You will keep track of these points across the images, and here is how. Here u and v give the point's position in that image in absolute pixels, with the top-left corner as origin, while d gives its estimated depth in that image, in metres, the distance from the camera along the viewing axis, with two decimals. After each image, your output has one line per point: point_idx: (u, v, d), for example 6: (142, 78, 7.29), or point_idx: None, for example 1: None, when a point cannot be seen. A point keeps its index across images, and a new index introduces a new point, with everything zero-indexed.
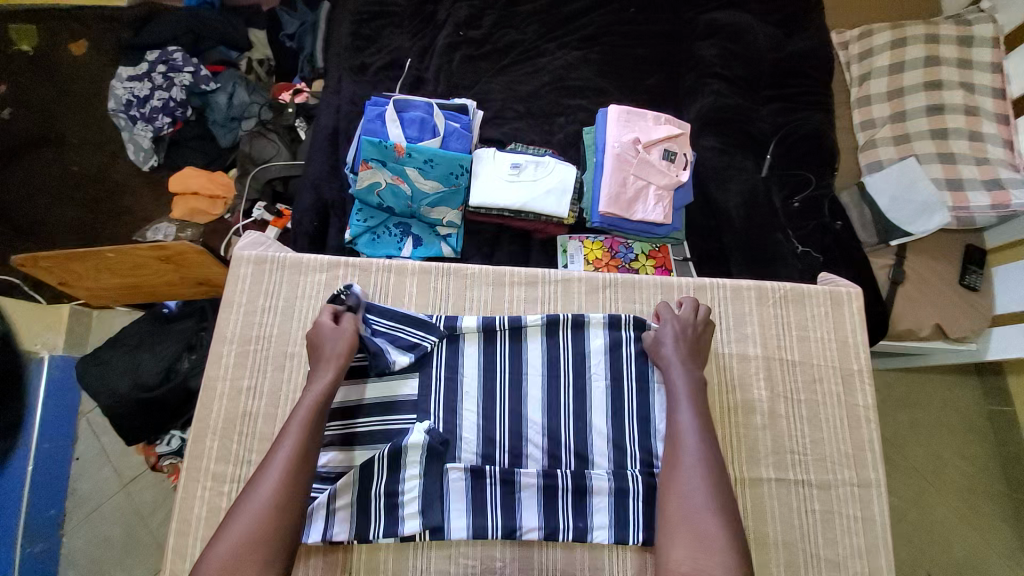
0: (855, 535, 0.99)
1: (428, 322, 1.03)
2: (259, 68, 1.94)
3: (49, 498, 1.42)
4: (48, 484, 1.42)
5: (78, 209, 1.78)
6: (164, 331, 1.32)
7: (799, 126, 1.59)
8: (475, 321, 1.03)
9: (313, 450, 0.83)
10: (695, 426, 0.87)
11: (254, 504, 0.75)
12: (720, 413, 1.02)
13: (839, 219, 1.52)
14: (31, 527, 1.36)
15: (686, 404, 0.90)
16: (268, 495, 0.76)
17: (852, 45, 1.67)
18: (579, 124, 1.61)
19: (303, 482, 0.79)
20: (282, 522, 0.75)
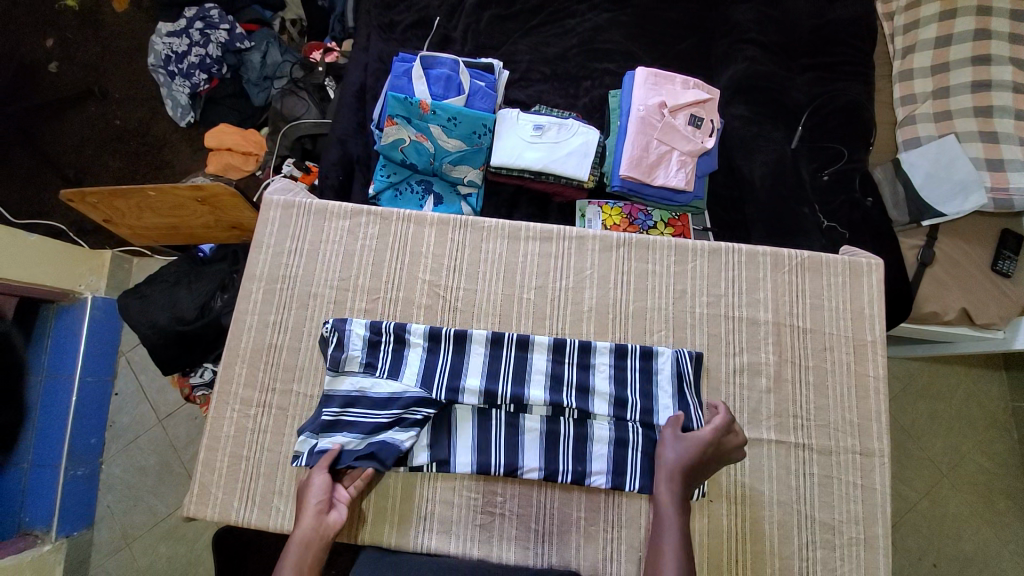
0: (853, 503, 0.99)
1: (428, 398, 0.99)
2: (292, 28, 1.97)
3: (89, 427, 1.54)
4: (90, 412, 1.54)
5: (120, 160, 1.87)
6: (199, 272, 1.40)
7: (834, 98, 1.54)
8: (478, 391, 0.99)
9: None
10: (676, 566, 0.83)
11: None
12: (735, 546, 0.96)
13: (870, 195, 1.47)
14: (74, 451, 1.49)
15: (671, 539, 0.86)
16: None
17: (898, 15, 1.59)
18: (605, 88, 1.60)
19: None
20: None
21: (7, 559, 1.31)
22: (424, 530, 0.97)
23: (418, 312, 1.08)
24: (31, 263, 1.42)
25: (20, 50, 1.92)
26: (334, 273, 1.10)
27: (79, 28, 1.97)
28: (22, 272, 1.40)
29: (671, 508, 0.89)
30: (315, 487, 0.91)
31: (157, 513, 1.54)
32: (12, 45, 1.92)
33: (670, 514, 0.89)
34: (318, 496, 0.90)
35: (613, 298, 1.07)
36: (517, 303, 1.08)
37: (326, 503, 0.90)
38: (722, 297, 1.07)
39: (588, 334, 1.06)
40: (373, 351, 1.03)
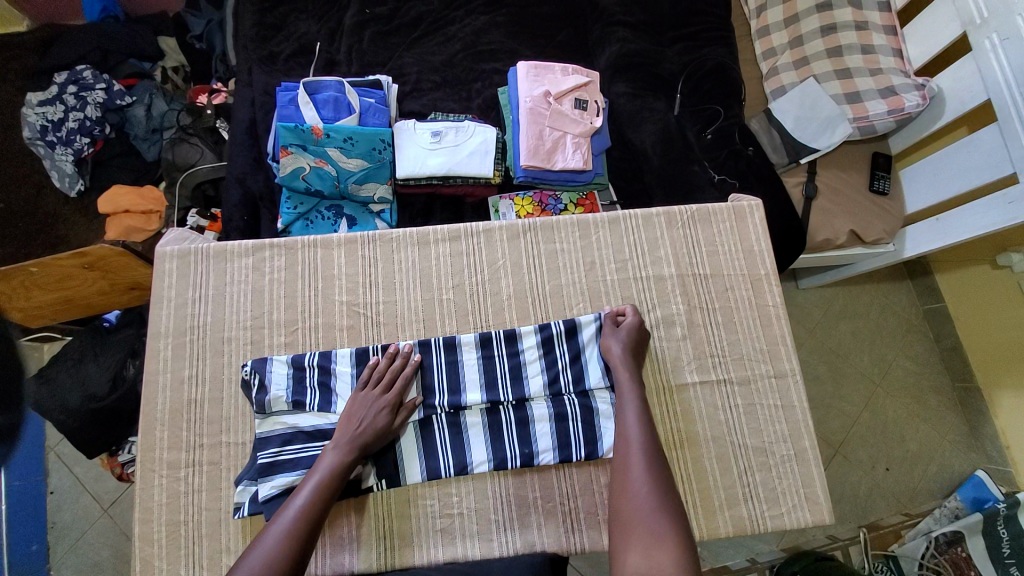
0: (778, 424, 1.08)
1: None
2: (175, 75, 1.88)
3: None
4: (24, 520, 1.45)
5: (10, 244, 1.73)
6: (105, 343, 1.31)
7: (704, 62, 1.66)
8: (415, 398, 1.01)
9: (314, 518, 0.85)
10: (647, 480, 0.87)
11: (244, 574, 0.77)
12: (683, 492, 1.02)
13: (750, 144, 1.60)
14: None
15: (642, 460, 0.90)
16: (267, 554, 0.80)
17: None
18: (496, 86, 1.65)
19: (303, 546, 0.83)
20: None
21: None
22: (387, 549, 0.97)
23: (342, 336, 1.07)
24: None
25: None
26: (246, 313, 1.07)
27: None
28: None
29: (637, 421, 0.94)
30: (380, 403, 0.97)
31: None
32: None
33: (635, 433, 0.93)
34: (381, 414, 0.96)
35: (530, 281, 1.11)
36: (439, 306, 1.09)
37: (385, 420, 0.96)
38: (628, 262, 1.13)
39: (512, 322, 1.09)
40: (299, 389, 1.00)
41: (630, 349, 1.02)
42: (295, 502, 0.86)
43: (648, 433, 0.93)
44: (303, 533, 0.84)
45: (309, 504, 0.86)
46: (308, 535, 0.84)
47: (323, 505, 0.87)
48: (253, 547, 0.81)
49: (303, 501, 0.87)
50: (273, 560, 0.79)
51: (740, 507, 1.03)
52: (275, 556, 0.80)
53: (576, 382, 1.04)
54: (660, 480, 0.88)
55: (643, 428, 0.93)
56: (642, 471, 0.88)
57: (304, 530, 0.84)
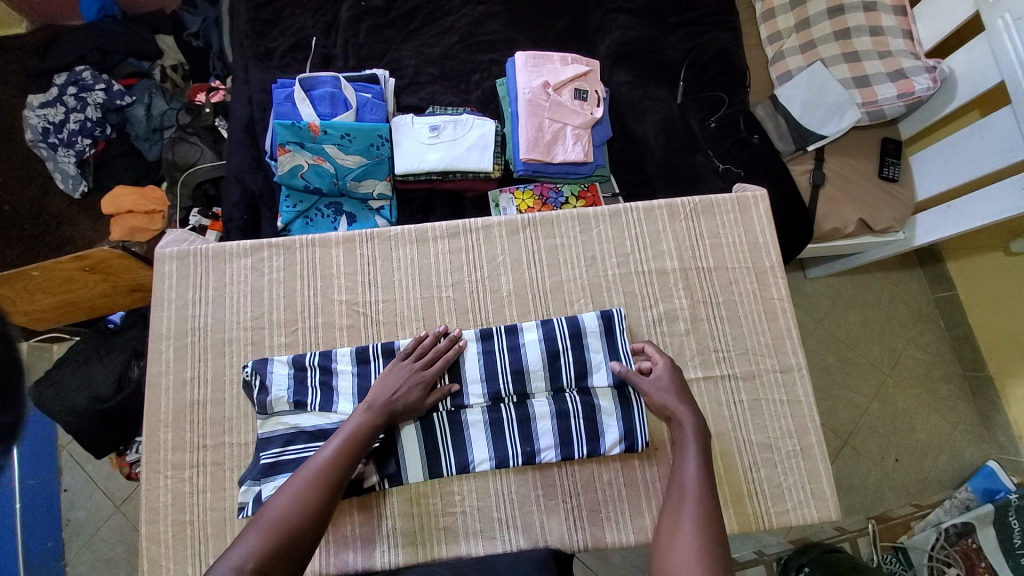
0: (784, 419, 1.07)
1: None
2: (174, 74, 1.87)
3: (43, 532, 1.44)
4: (40, 515, 1.44)
5: (14, 246, 1.74)
6: (109, 343, 1.31)
7: (707, 48, 1.63)
8: None
9: (337, 474, 0.86)
10: (696, 527, 0.79)
11: (270, 514, 0.78)
12: None
13: (756, 132, 1.56)
14: (30, 560, 1.40)
15: (694, 506, 0.82)
16: (292, 500, 0.81)
17: None
18: (494, 78, 1.62)
19: (325, 498, 0.83)
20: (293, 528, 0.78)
21: None
22: (391, 547, 0.97)
23: (341, 335, 1.07)
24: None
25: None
26: (246, 314, 1.07)
27: None
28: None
29: (697, 471, 0.87)
30: (417, 376, 0.98)
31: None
32: None
33: (693, 477, 0.86)
34: (416, 385, 0.97)
35: (530, 278, 1.09)
36: (438, 303, 1.08)
37: (419, 394, 0.97)
38: (630, 256, 1.11)
39: (513, 319, 1.07)
40: (300, 389, 1.00)
41: (682, 394, 0.97)
42: (321, 456, 0.87)
43: (707, 485, 0.85)
44: (327, 487, 0.84)
45: (333, 461, 0.87)
46: (331, 491, 0.84)
47: (349, 463, 0.88)
48: (281, 491, 0.82)
49: (329, 457, 0.87)
50: (298, 508, 0.80)
51: (745, 503, 1.02)
52: (299, 502, 0.81)
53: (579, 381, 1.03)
54: (710, 536, 0.78)
55: (704, 477, 0.86)
56: (691, 523, 0.79)
57: (327, 485, 0.84)
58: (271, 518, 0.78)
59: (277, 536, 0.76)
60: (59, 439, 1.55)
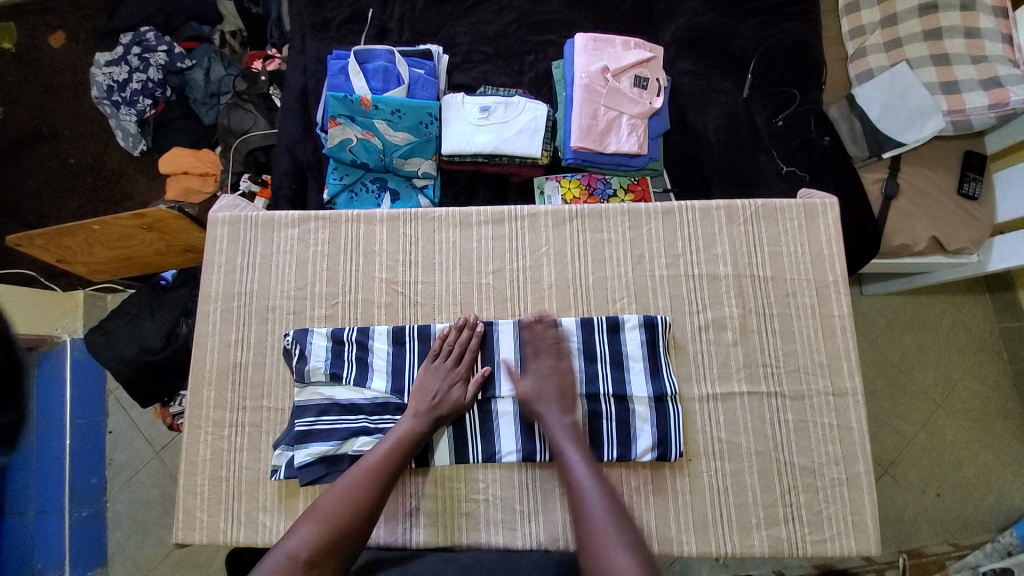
0: (830, 444, 1.01)
1: (398, 400, 1.00)
2: (232, 40, 1.91)
3: (89, 467, 1.54)
4: (86, 454, 1.54)
5: (77, 198, 1.83)
6: (161, 300, 1.36)
7: (782, 40, 1.51)
8: None
9: (385, 477, 0.88)
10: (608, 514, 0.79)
11: (323, 510, 0.83)
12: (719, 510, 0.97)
13: (827, 134, 1.45)
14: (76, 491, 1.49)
15: (596, 492, 0.82)
16: (342, 499, 0.84)
17: None
18: (550, 60, 1.57)
19: (373, 499, 0.86)
20: (343, 526, 0.82)
21: None
22: (413, 526, 0.98)
23: (379, 312, 1.07)
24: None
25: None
26: (289, 283, 1.09)
27: (17, 68, 1.92)
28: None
29: (580, 458, 0.87)
30: (453, 375, 0.98)
31: (166, 544, 1.56)
32: None
33: (577, 462, 0.86)
34: (460, 386, 0.98)
35: (573, 271, 1.05)
36: (477, 289, 1.06)
37: (460, 396, 0.97)
38: (681, 257, 1.05)
39: (551, 311, 1.04)
40: (337, 362, 1.02)
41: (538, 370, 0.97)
42: (371, 457, 0.90)
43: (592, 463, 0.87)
44: (376, 489, 0.87)
45: (381, 464, 0.89)
46: (380, 490, 0.87)
47: (396, 467, 0.90)
48: (333, 488, 0.86)
49: (377, 459, 0.90)
50: (345, 506, 0.84)
51: (780, 526, 0.97)
52: (348, 500, 0.84)
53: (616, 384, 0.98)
54: (619, 517, 0.79)
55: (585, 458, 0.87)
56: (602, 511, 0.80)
57: (374, 486, 0.87)
58: (323, 512, 0.83)
59: (328, 537, 0.80)
60: (105, 383, 1.65)
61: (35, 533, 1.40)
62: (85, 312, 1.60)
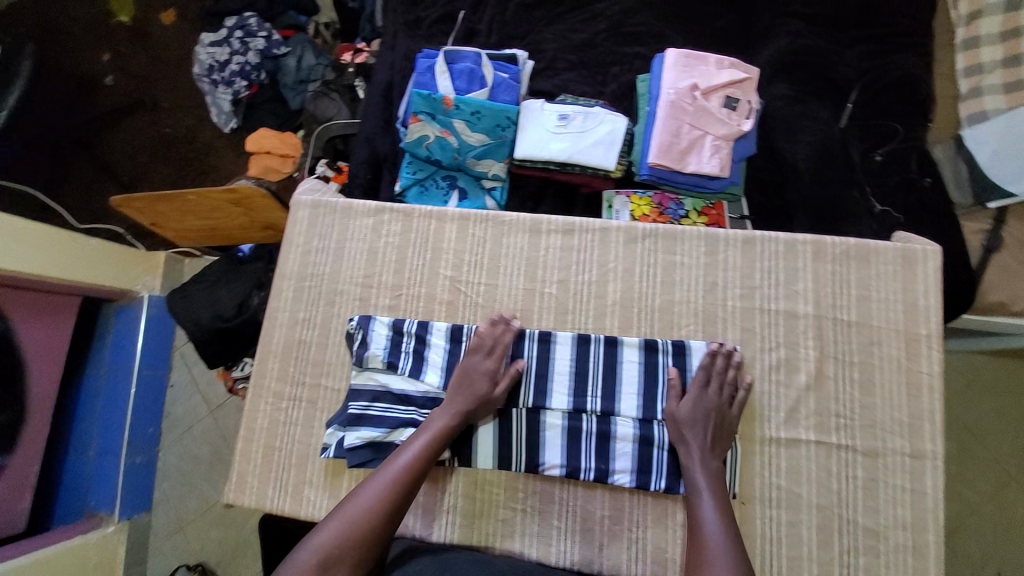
0: (899, 508, 0.92)
1: None
2: (325, 31, 2.02)
3: (147, 418, 1.68)
4: (146, 404, 1.67)
5: (170, 166, 1.98)
6: (238, 271, 1.45)
7: (888, 71, 1.41)
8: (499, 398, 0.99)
9: (417, 477, 0.88)
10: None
11: (357, 509, 0.82)
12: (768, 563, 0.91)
13: (928, 176, 1.35)
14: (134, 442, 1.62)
15: (723, 560, 0.78)
16: (377, 497, 0.84)
17: None
18: (635, 73, 1.54)
19: (405, 498, 0.86)
20: (379, 526, 0.82)
21: (75, 539, 1.42)
22: (449, 525, 0.98)
23: (440, 309, 1.08)
24: (92, 265, 1.49)
25: (78, 65, 2.04)
26: (359, 270, 1.13)
27: (131, 42, 2.08)
28: (84, 273, 1.46)
29: (712, 515, 0.83)
30: (487, 374, 0.97)
31: (207, 499, 1.66)
32: (71, 62, 2.04)
33: (710, 519, 0.83)
34: (502, 384, 0.97)
35: (639, 291, 1.02)
36: (539, 298, 1.05)
37: (490, 395, 0.96)
38: (757, 290, 0.99)
39: (612, 329, 1.02)
40: (394, 351, 1.04)
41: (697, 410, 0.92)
42: (404, 455, 0.89)
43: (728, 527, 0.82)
44: (408, 488, 0.87)
45: (414, 463, 0.89)
46: (414, 490, 0.88)
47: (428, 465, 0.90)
48: (366, 485, 0.86)
49: (411, 458, 0.89)
50: (380, 504, 0.84)
51: None
52: (382, 500, 0.84)
53: None
54: None
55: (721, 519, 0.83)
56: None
57: (407, 486, 0.87)
58: (359, 510, 0.82)
59: (367, 537, 0.81)
60: (173, 339, 1.79)
61: (92, 472, 1.54)
62: (164, 271, 1.74)
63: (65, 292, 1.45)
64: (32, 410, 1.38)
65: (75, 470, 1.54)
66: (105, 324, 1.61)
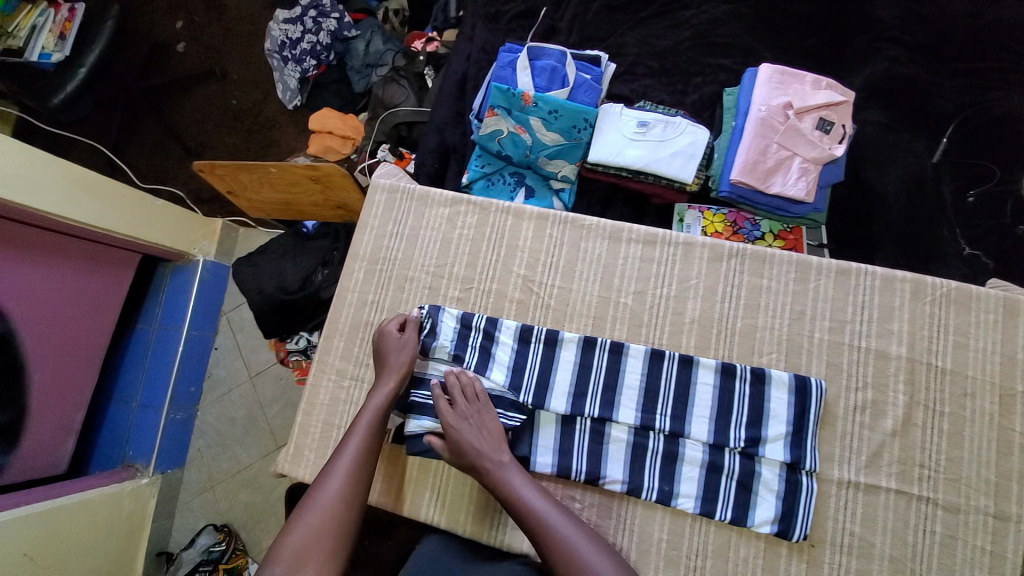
0: (980, 572, 0.86)
1: (513, 399, 0.98)
2: (394, 17, 2.03)
3: (191, 377, 1.71)
4: (192, 363, 1.71)
5: (234, 137, 2.00)
6: (304, 247, 1.47)
7: (994, 106, 1.33)
8: (565, 404, 0.97)
9: (368, 458, 0.91)
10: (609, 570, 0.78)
11: (323, 506, 0.84)
12: None
13: (1023, 223, 1.26)
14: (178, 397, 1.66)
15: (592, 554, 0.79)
16: (338, 488, 0.86)
17: None
18: (717, 85, 1.50)
19: (364, 481, 0.89)
20: (347, 515, 0.85)
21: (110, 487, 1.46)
22: (435, 506, 1.01)
23: (510, 307, 1.07)
24: (155, 225, 1.53)
25: (154, 31, 2.08)
26: (430, 258, 1.12)
27: (206, 12, 2.12)
28: (145, 232, 1.49)
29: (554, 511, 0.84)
30: (404, 347, 1.01)
31: (239, 462, 1.70)
32: (150, 28, 2.09)
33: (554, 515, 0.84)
34: (402, 353, 1.00)
35: (720, 311, 0.99)
36: (614, 307, 1.03)
37: (408, 365, 0.99)
38: (847, 324, 0.95)
39: (688, 348, 0.99)
40: (461, 343, 1.03)
41: (459, 418, 0.93)
42: (352, 442, 0.91)
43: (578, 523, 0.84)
44: (364, 469, 0.90)
45: (364, 445, 0.91)
46: (367, 473, 0.90)
47: (373, 443, 0.93)
48: (324, 479, 0.87)
49: (360, 443, 0.91)
50: (343, 495, 0.86)
51: None
52: (345, 488, 0.86)
53: (747, 440, 0.91)
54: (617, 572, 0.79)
55: (558, 511, 0.84)
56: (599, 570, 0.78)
57: (362, 468, 0.89)
58: (327, 507, 0.83)
59: (341, 534, 0.83)
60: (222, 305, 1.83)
61: (136, 424, 1.60)
62: (220, 239, 1.79)
63: (127, 249, 1.49)
64: (84, 356, 1.43)
65: (118, 420, 1.60)
66: (159, 284, 1.67)
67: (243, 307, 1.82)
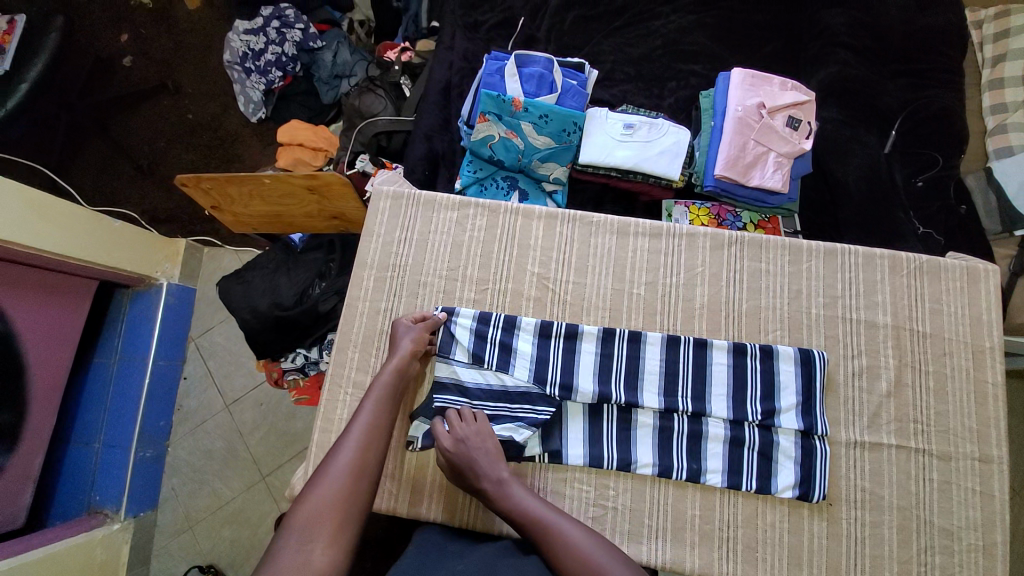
0: (971, 510, 0.96)
1: (540, 395, 1.00)
2: (359, 28, 1.99)
3: (159, 411, 1.59)
4: (160, 396, 1.59)
5: (193, 153, 1.89)
6: (297, 260, 1.44)
7: (930, 103, 1.50)
8: (592, 390, 1.00)
9: (381, 429, 0.89)
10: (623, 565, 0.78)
11: (335, 472, 0.81)
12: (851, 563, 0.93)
13: (965, 203, 1.43)
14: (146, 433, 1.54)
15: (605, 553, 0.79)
16: (350, 454, 0.84)
17: (988, 24, 1.56)
18: (692, 89, 1.60)
19: (376, 450, 0.87)
20: (360, 484, 0.81)
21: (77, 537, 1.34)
22: (469, 509, 1.00)
23: (527, 304, 1.09)
24: (113, 247, 1.42)
25: (96, 45, 1.95)
26: (443, 262, 1.13)
27: (153, 24, 2.01)
28: (104, 256, 1.39)
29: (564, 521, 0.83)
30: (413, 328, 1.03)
31: (219, 497, 1.58)
32: (90, 41, 1.95)
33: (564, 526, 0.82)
34: (410, 334, 1.02)
35: (726, 296, 1.06)
36: (628, 297, 1.07)
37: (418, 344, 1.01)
38: (839, 300, 1.05)
39: (700, 332, 1.05)
40: (480, 344, 1.04)
41: (461, 452, 0.90)
42: (364, 414, 0.90)
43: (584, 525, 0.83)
44: (377, 439, 0.88)
45: (375, 417, 0.90)
46: (381, 445, 0.88)
47: (385, 416, 0.92)
48: (336, 449, 0.85)
49: (371, 414, 0.90)
50: (355, 461, 0.83)
51: None
52: (356, 455, 0.84)
53: (762, 412, 0.98)
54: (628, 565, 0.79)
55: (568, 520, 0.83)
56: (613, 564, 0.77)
57: (376, 438, 0.88)
58: (338, 474, 0.81)
59: (353, 498, 0.79)
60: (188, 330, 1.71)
61: (100, 464, 1.47)
62: (184, 260, 1.68)
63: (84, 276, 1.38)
64: (42, 395, 1.30)
65: (79, 463, 1.47)
66: (120, 312, 1.55)
67: (213, 331, 1.70)
